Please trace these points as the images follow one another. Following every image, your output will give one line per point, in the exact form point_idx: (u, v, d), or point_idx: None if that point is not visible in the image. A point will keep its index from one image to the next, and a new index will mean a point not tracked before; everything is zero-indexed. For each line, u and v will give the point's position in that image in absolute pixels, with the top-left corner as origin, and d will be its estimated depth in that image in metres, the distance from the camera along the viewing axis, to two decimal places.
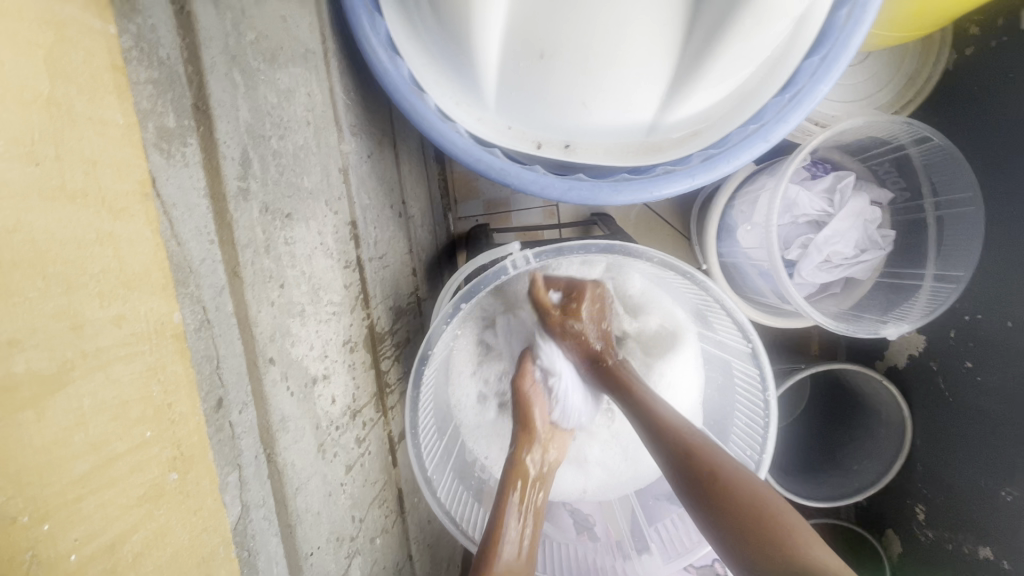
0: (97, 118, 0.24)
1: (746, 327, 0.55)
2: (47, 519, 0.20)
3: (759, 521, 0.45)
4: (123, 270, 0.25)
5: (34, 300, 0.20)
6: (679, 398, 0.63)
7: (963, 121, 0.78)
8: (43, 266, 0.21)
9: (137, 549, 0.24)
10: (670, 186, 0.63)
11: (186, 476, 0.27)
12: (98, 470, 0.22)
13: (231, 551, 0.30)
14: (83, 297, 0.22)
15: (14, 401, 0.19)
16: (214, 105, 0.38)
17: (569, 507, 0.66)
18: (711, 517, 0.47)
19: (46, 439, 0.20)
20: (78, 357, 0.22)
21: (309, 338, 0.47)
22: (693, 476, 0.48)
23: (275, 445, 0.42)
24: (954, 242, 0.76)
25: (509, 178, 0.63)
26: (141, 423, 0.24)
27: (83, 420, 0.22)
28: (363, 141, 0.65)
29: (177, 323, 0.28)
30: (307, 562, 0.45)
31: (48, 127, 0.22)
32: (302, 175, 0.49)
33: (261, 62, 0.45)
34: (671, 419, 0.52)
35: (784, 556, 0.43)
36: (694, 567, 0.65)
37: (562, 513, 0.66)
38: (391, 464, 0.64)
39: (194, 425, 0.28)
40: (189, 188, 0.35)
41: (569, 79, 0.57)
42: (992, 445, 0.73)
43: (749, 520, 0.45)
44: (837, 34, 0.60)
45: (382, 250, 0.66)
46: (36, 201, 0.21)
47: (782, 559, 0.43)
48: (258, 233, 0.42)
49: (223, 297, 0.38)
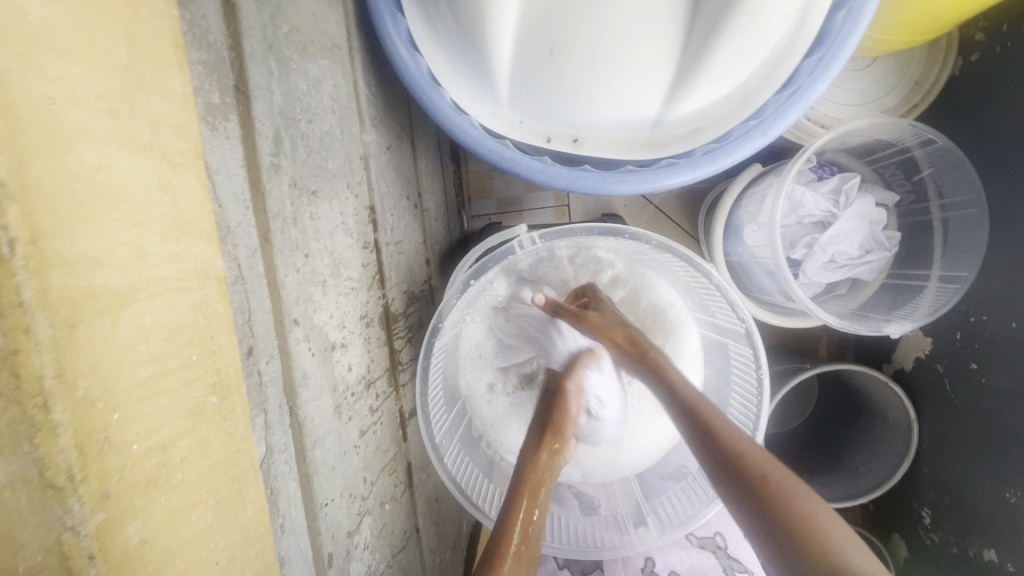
0: (162, 85, 0.28)
1: (740, 308, 0.60)
2: (117, 409, 0.24)
3: (798, 522, 0.41)
4: (178, 216, 0.29)
5: (112, 228, 0.24)
6: None
7: (967, 126, 0.80)
8: (119, 202, 0.25)
9: (184, 452, 0.28)
10: (672, 177, 0.66)
11: (224, 401, 0.31)
12: (155, 378, 0.26)
13: (258, 475, 0.34)
14: (148, 233, 0.26)
15: (94, 306, 0.23)
16: (252, 87, 0.43)
17: (574, 490, 0.68)
18: (742, 503, 0.45)
19: (117, 344, 0.24)
20: (142, 281, 0.26)
21: (329, 307, 0.51)
22: (742, 480, 0.45)
23: (297, 399, 0.46)
24: (959, 243, 0.78)
25: (518, 168, 0.67)
26: (188, 347, 0.29)
27: (144, 334, 0.26)
28: (383, 133, 0.69)
29: (219, 268, 0.32)
30: (322, 511, 0.49)
31: (126, 87, 0.26)
32: (327, 158, 0.53)
33: (294, 52, 0.49)
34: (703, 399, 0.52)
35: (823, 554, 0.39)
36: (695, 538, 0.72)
37: (568, 496, 0.68)
38: (402, 438, 0.67)
39: (231, 359, 0.32)
40: (229, 158, 0.40)
41: (578, 73, 0.60)
42: (996, 446, 0.74)
43: (805, 541, 0.40)
44: (834, 36, 0.62)
45: (398, 236, 0.70)
46: (114, 148, 0.25)
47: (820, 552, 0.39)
48: (287, 206, 0.46)
49: (255, 259, 0.42)
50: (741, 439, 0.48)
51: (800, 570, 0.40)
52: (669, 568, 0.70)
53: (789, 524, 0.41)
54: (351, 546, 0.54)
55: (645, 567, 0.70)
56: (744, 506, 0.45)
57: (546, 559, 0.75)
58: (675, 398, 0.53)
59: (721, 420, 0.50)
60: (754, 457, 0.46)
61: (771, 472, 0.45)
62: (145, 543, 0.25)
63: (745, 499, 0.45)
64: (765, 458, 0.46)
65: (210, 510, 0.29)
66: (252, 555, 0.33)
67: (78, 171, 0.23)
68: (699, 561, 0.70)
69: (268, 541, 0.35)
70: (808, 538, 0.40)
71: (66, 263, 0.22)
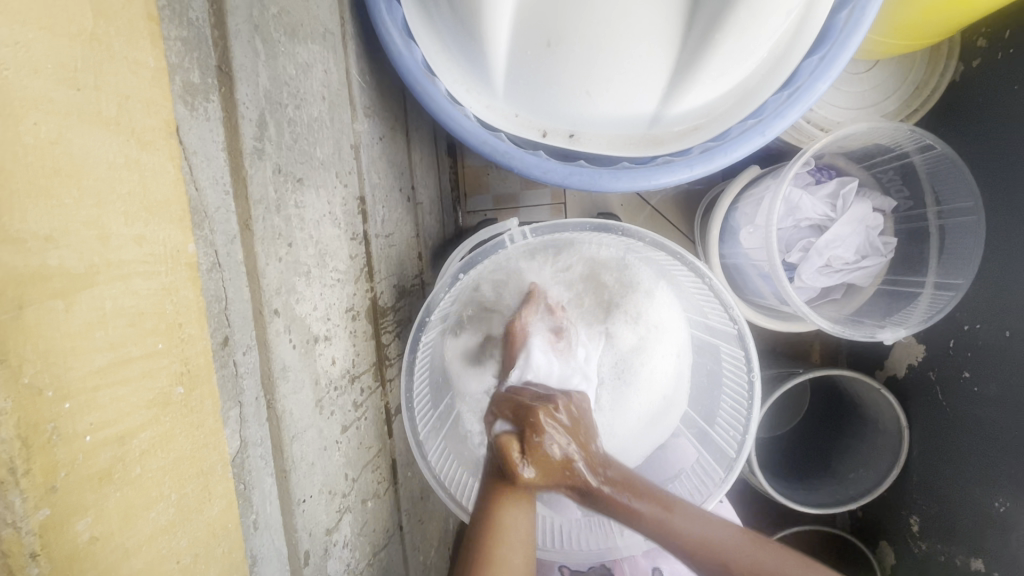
0: (132, 59, 0.27)
1: (734, 309, 0.60)
2: (69, 399, 0.23)
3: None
4: (147, 196, 0.27)
5: (70, 206, 0.23)
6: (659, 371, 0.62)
7: (966, 133, 0.79)
8: (79, 177, 0.23)
9: (144, 446, 0.26)
10: (669, 175, 0.65)
11: (192, 392, 0.30)
12: (114, 366, 0.25)
13: (228, 470, 0.33)
14: (111, 213, 0.25)
15: (46, 289, 0.22)
16: (236, 68, 0.41)
17: (577, 499, 0.65)
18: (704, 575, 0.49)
19: (73, 328, 0.23)
20: (103, 264, 0.24)
21: (313, 299, 0.50)
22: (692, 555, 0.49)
23: (275, 391, 0.45)
24: (955, 251, 0.77)
25: (512, 162, 0.65)
26: (153, 335, 0.27)
27: (104, 320, 0.24)
28: (376, 123, 0.68)
29: (191, 253, 0.30)
30: (299, 508, 0.47)
31: (90, 58, 0.24)
32: (314, 145, 0.52)
33: (283, 35, 0.48)
34: (659, 509, 0.50)
35: None
36: None
37: (570, 504, 0.66)
38: (387, 434, 0.66)
39: (201, 348, 0.31)
40: (208, 141, 0.38)
41: (574, 67, 0.59)
42: (990, 456, 0.73)
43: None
44: (838, 35, 0.61)
45: (389, 229, 0.69)
46: (75, 121, 0.23)
47: None
48: (270, 192, 0.44)
49: (234, 246, 0.41)
50: (695, 527, 0.50)
51: None
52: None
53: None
54: (329, 544, 0.52)
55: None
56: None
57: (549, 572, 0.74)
58: (625, 512, 0.51)
59: (687, 530, 0.50)
60: (694, 531, 0.50)
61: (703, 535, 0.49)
62: (96, 540, 0.24)
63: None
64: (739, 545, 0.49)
65: (173, 506, 0.28)
66: (218, 554, 0.31)
67: (32, 144, 0.22)
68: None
69: (238, 539, 0.33)
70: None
71: (13, 241, 0.21)
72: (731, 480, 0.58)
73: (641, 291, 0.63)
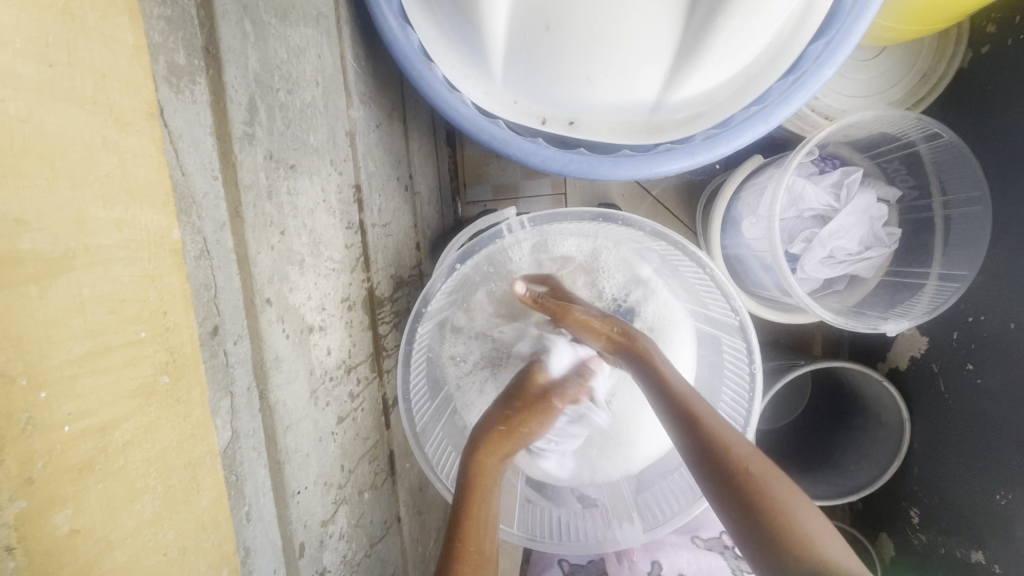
0: (108, 35, 0.25)
1: (735, 300, 0.58)
2: (44, 388, 0.22)
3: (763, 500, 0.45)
4: (127, 179, 0.26)
5: (42, 188, 0.22)
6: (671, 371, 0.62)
7: (973, 121, 0.78)
8: (52, 158, 0.22)
9: (127, 436, 0.26)
10: (670, 163, 0.64)
11: (178, 382, 0.29)
12: (93, 354, 0.24)
13: (217, 462, 0.32)
14: (88, 196, 0.24)
15: (18, 274, 0.21)
16: (224, 50, 0.40)
17: (576, 493, 0.65)
18: (710, 478, 0.48)
19: (47, 315, 0.22)
20: (80, 249, 0.23)
21: (307, 288, 0.49)
22: (708, 452, 0.48)
23: (268, 381, 0.44)
24: (960, 241, 0.76)
25: (511, 149, 0.64)
26: (135, 323, 0.26)
27: (82, 307, 0.23)
28: (372, 110, 0.67)
29: (175, 240, 0.29)
30: (293, 499, 0.47)
31: (62, 33, 0.23)
32: (308, 132, 0.51)
33: (274, 17, 0.47)
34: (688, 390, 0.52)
35: (778, 527, 0.44)
36: (701, 539, 0.73)
37: (569, 496, 0.65)
38: (384, 425, 0.65)
39: (188, 337, 0.30)
40: (195, 124, 0.37)
41: (574, 51, 0.58)
42: (992, 449, 0.73)
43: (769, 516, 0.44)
44: (844, 18, 0.59)
45: (386, 218, 0.68)
46: (47, 99, 0.22)
47: (778, 530, 0.44)
48: (261, 178, 0.43)
49: (224, 233, 0.40)
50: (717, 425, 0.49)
51: (759, 532, 0.44)
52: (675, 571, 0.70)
53: (757, 509, 0.45)
54: (325, 536, 0.52)
55: (651, 571, 0.70)
56: (723, 501, 0.47)
57: (551, 566, 0.75)
58: (657, 382, 0.53)
59: (709, 418, 0.50)
60: (715, 429, 0.49)
61: (725, 437, 0.49)
62: (77, 533, 0.23)
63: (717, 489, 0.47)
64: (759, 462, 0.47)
65: (159, 497, 0.27)
66: (207, 546, 0.31)
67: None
68: (706, 564, 0.70)
69: (228, 531, 0.33)
70: (772, 533, 0.44)
71: None
72: None
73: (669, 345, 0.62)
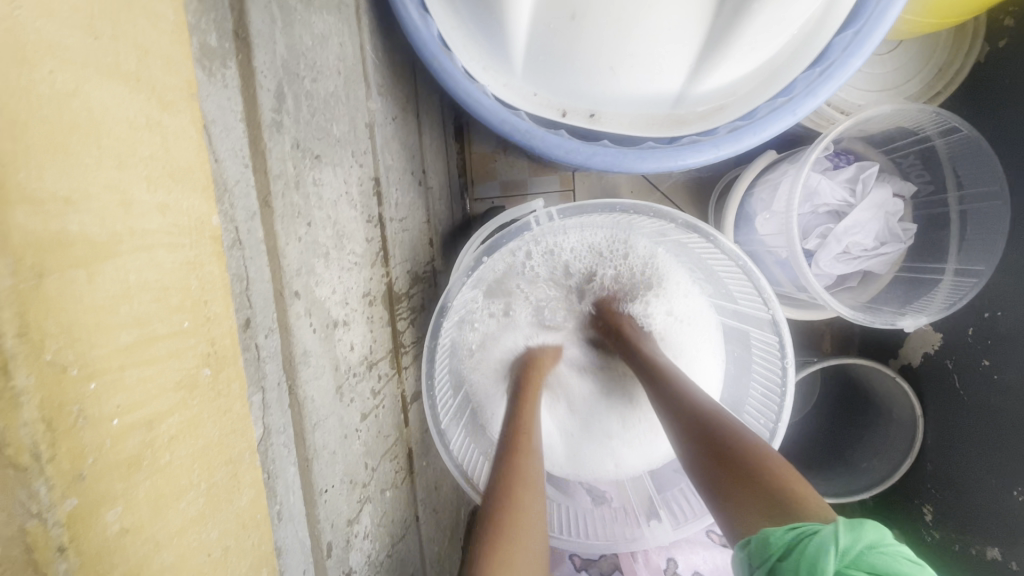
0: (150, 10, 0.24)
1: (767, 293, 0.56)
2: (94, 379, 0.21)
3: (752, 466, 0.42)
4: (170, 161, 0.25)
5: (90, 167, 0.21)
6: (696, 361, 0.63)
7: (990, 115, 0.77)
8: (98, 136, 0.21)
9: (173, 431, 0.25)
10: (696, 155, 0.62)
11: (219, 375, 0.28)
12: (140, 345, 0.23)
13: (255, 458, 0.31)
14: (134, 177, 0.23)
15: (68, 257, 0.20)
16: (254, 34, 0.39)
17: (586, 485, 0.65)
18: (697, 455, 0.46)
19: (95, 301, 0.21)
20: (126, 233, 0.22)
21: (332, 281, 0.48)
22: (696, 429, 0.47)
23: (297, 376, 0.43)
24: (977, 236, 0.75)
25: (533, 141, 0.63)
26: (179, 312, 0.25)
27: (129, 294, 0.22)
28: (389, 102, 0.65)
29: (215, 226, 0.28)
30: (321, 498, 0.46)
31: (108, 5, 0.22)
32: (331, 121, 0.49)
33: (299, 2, 0.45)
34: (673, 369, 0.54)
35: (767, 491, 0.40)
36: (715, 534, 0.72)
37: (579, 488, 0.65)
38: (404, 423, 0.64)
39: (228, 328, 0.29)
40: (227, 109, 0.36)
41: (600, 40, 0.57)
42: (1008, 445, 0.72)
43: (757, 479, 0.41)
44: (872, 7, 0.58)
45: (403, 213, 0.67)
46: (93, 73, 0.21)
47: (766, 493, 0.40)
48: (289, 168, 0.42)
49: (254, 223, 0.39)
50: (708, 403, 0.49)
51: (747, 500, 0.41)
52: (691, 569, 0.70)
53: (745, 473, 0.42)
54: (351, 535, 0.50)
55: (667, 568, 0.70)
56: (700, 464, 0.46)
57: (561, 561, 0.73)
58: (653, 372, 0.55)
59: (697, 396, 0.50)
60: (701, 403, 0.49)
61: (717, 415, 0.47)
62: (127, 532, 0.22)
63: (703, 466, 0.45)
64: (746, 433, 0.45)
65: (203, 496, 0.26)
66: (248, 546, 0.30)
67: (47, 95, 0.19)
68: (720, 560, 0.70)
69: (266, 530, 0.32)
70: (756, 494, 0.41)
71: (30, 202, 0.18)
72: None
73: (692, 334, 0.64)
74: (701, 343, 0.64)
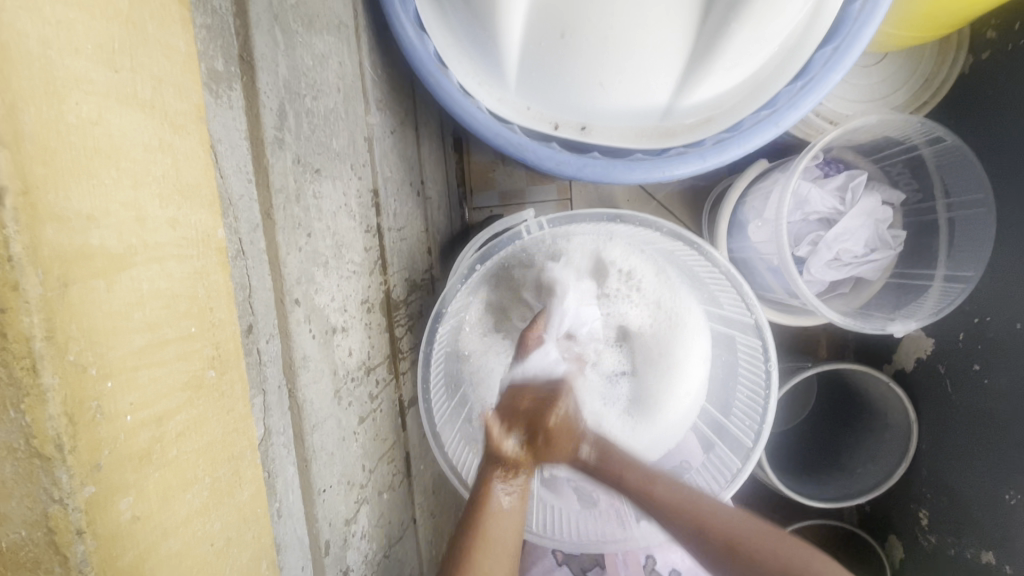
0: (164, 42, 0.27)
1: (751, 299, 0.59)
2: (110, 378, 0.23)
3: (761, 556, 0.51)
4: (178, 179, 0.27)
5: (109, 186, 0.23)
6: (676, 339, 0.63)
7: (974, 125, 0.79)
8: (117, 158, 0.24)
9: (180, 428, 0.27)
10: (682, 166, 0.65)
11: (222, 376, 0.30)
12: (151, 347, 0.25)
13: (256, 456, 0.33)
14: (147, 195, 0.25)
15: (89, 267, 0.22)
16: (257, 57, 0.41)
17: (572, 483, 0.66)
18: (708, 553, 0.52)
19: (113, 308, 0.23)
20: (140, 245, 0.24)
21: (331, 289, 0.50)
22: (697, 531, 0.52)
23: (297, 380, 0.45)
24: (964, 243, 0.77)
25: (526, 153, 0.65)
26: (186, 318, 0.27)
27: (142, 301, 0.24)
28: (388, 116, 0.68)
29: (220, 239, 0.30)
30: (320, 497, 0.48)
31: (127, 40, 0.24)
32: (331, 137, 0.52)
33: (300, 26, 0.48)
34: (647, 475, 0.54)
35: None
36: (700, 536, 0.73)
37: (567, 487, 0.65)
38: (401, 427, 0.66)
39: (231, 333, 0.31)
40: (232, 128, 0.39)
41: (589, 58, 0.59)
42: (998, 448, 0.73)
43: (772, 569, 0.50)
44: (850, 25, 0.61)
45: (401, 222, 0.69)
46: (113, 102, 0.23)
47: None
48: (290, 182, 0.44)
49: (257, 235, 0.41)
50: (697, 501, 0.53)
51: None
52: (669, 566, 0.72)
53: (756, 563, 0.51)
54: (348, 535, 0.52)
55: (645, 565, 0.72)
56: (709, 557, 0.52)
57: (543, 556, 0.75)
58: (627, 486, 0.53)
59: (684, 500, 0.53)
60: (695, 508, 0.52)
61: (713, 517, 0.52)
62: (138, 519, 0.24)
63: (702, 549, 0.52)
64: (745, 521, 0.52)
65: (206, 489, 0.28)
66: (249, 538, 0.32)
67: (73, 123, 0.22)
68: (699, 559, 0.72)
69: (266, 525, 0.34)
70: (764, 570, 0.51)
71: (58, 219, 0.21)
72: (747, 470, 0.59)
73: (672, 315, 0.63)
74: (685, 323, 0.64)
